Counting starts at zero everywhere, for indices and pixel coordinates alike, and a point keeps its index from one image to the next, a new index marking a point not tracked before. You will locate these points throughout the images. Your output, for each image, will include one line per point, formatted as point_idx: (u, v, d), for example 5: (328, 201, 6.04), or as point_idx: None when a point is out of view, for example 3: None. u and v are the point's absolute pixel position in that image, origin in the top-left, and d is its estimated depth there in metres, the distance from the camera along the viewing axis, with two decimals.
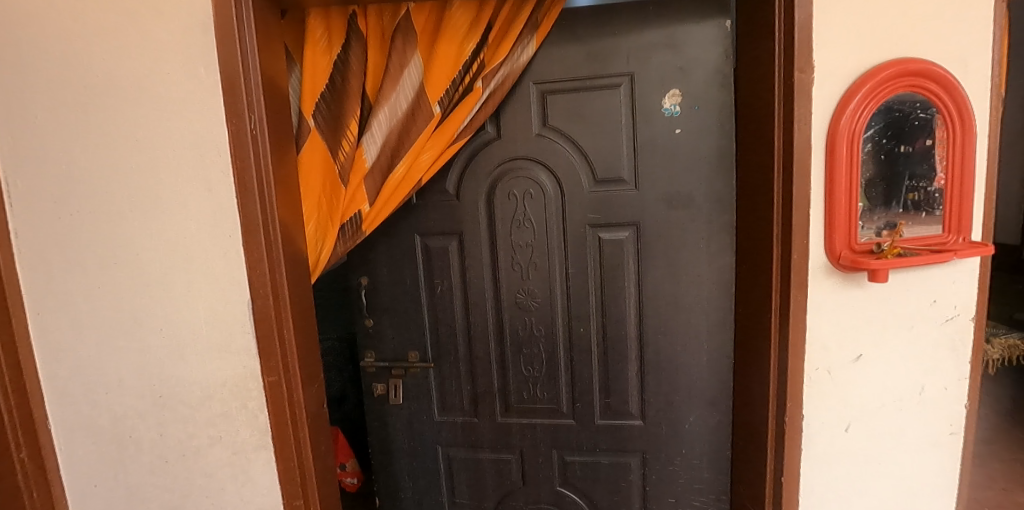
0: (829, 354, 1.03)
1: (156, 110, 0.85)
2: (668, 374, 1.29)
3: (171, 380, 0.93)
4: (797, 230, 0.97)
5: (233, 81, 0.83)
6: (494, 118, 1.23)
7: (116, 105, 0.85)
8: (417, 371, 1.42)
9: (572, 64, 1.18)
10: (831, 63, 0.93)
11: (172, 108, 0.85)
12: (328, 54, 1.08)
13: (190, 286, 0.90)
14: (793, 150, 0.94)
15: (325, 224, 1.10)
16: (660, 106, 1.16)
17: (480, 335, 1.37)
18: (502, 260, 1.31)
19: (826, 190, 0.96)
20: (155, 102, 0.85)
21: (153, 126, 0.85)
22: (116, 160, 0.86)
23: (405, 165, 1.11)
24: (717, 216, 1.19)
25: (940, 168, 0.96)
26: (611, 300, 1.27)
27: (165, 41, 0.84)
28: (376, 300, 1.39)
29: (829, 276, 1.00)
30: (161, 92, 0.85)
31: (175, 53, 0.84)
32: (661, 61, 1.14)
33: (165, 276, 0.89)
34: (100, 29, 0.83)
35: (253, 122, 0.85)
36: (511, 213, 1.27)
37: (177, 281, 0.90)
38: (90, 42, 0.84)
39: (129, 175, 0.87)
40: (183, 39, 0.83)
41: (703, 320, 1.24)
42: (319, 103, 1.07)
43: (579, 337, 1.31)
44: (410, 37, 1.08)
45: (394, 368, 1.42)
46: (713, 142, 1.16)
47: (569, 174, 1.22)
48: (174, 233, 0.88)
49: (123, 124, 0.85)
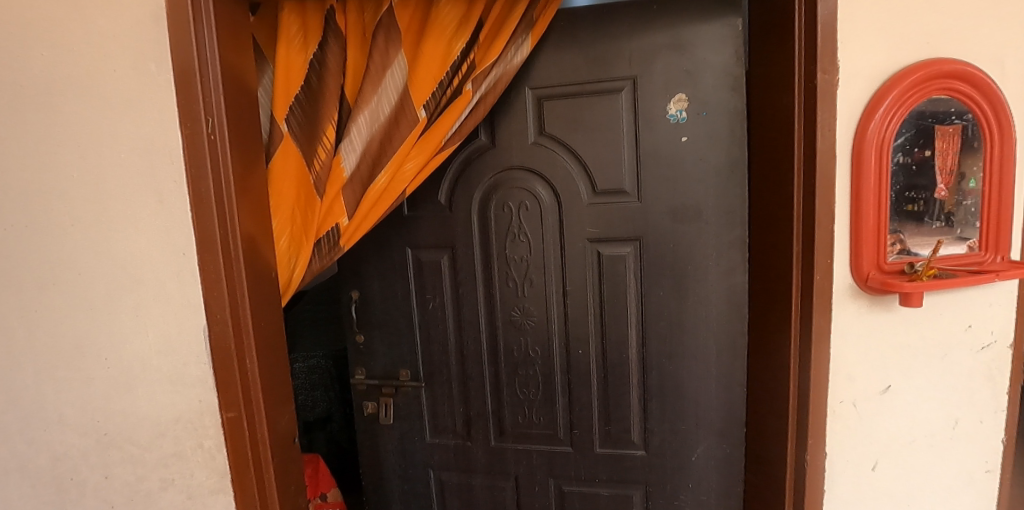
0: (855, 385, 0.93)
1: (100, 112, 0.76)
2: (675, 401, 1.18)
3: (117, 417, 0.82)
4: (819, 248, 0.87)
5: (188, 80, 0.74)
6: (488, 124, 1.14)
7: (56, 107, 0.75)
8: (408, 391, 1.32)
9: (571, 66, 1.09)
10: (856, 64, 0.84)
11: (118, 110, 0.75)
12: (304, 52, 0.99)
13: (138, 310, 0.80)
14: (814, 161, 0.85)
15: (299, 239, 1.01)
16: (665, 112, 1.07)
17: (472, 355, 1.27)
18: (495, 276, 1.21)
19: (853, 205, 0.86)
20: (99, 104, 0.75)
21: (96, 131, 0.76)
22: (56, 169, 0.76)
23: (387, 175, 1.01)
24: (728, 232, 1.09)
25: (958, 178, 0.87)
26: (612, 321, 1.17)
27: (111, 35, 0.74)
28: (367, 314, 1.29)
29: (855, 299, 0.90)
30: (107, 93, 0.75)
31: (122, 48, 0.74)
32: (666, 63, 1.05)
33: (111, 299, 0.79)
34: (40, 22, 0.74)
35: (211, 125, 0.75)
36: (506, 226, 1.18)
37: (126, 305, 0.80)
38: (28, 36, 0.74)
39: (72, 185, 0.77)
40: (131, 33, 0.74)
41: (713, 345, 1.14)
42: (293, 106, 0.98)
43: (577, 360, 1.21)
44: (393, 36, 0.98)
45: (385, 386, 1.32)
46: (723, 151, 1.06)
47: (567, 184, 1.13)
48: (122, 251, 0.78)
49: (65, 127, 0.76)
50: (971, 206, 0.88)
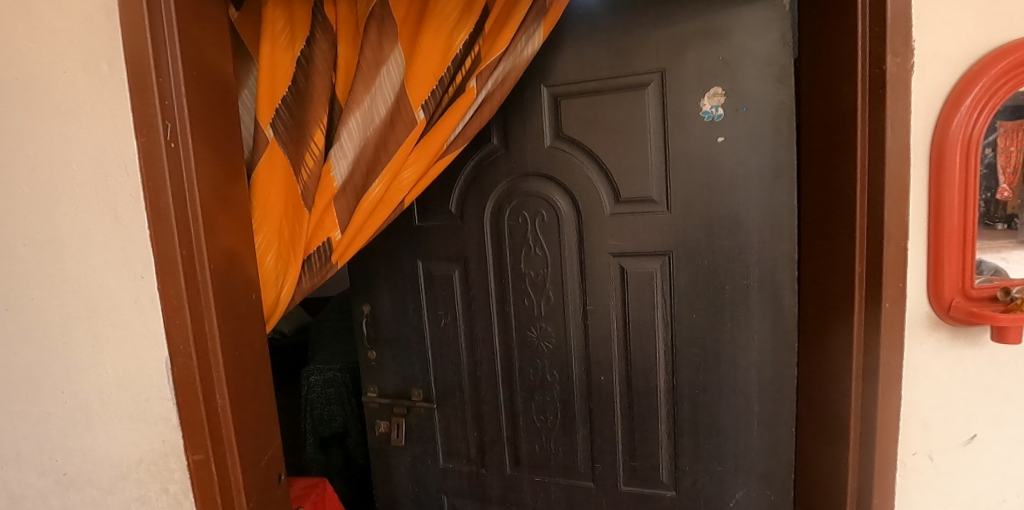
0: (933, 435, 0.77)
1: (58, 130, 0.72)
2: (710, 439, 1.02)
3: (77, 456, 0.77)
4: (886, 270, 0.72)
5: (145, 82, 0.68)
6: (501, 126, 1.02)
7: (19, 128, 0.73)
8: (421, 412, 1.20)
9: (591, 59, 0.95)
10: (935, 46, 0.69)
11: (76, 128, 0.72)
12: (291, 50, 0.89)
13: (106, 335, 0.75)
14: (881, 164, 0.71)
15: (286, 256, 0.91)
16: (698, 109, 0.91)
17: (486, 377, 1.14)
18: (509, 293, 1.08)
19: (931, 217, 0.71)
20: (55, 127, 0.72)
21: (52, 151, 0.72)
22: (16, 193, 0.73)
23: (382, 184, 0.90)
24: (774, 247, 0.92)
25: None
26: (637, 345, 1.02)
27: (65, 50, 0.71)
28: (377, 330, 1.19)
29: (934, 331, 0.74)
30: (75, 106, 0.71)
31: (74, 61, 0.71)
32: (699, 53, 0.90)
33: (83, 322, 0.75)
34: (16, 33, 0.72)
35: (169, 131, 0.69)
36: (521, 239, 1.05)
37: (100, 329, 0.75)
38: (14, 46, 0.72)
39: (58, 199, 0.73)
40: (84, 43, 0.70)
41: (755, 377, 0.97)
42: (279, 109, 0.89)
43: (599, 387, 1.06)
44: (387, 29, 0.89)
45: (396, 406, 1.21)
46: (767, 152, 0.90)
47: (587, 193, 0.99)
48: (93, 271, 0.74)
49: (38, 141, 0.72)
50: None
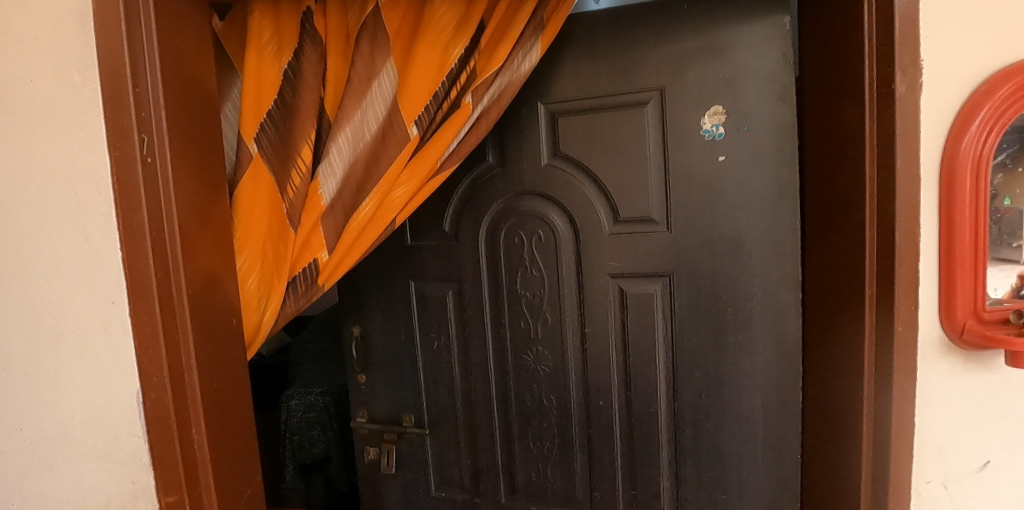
0: (947, 462, 0.74)
1: (25, 143, 0.67)
2: (713, 465, 0.98)
3: (36, 499, 0.71)
4: (899, 292, 0.70)
5: (120, 93, 0.64)
6: (496, 143, 0.99)
7: None
8: (413, 437, 1.15)
9: (589, 77, 0.93)
10: (942, 66, 0.68)
11: (43, 142, 0.66)
12: (278, 62, 0.85)
13: (78, 363, 0.69)
14: (892, 184, 0.69)
15: (270, 278, 0.86)
16: (699, 127, 0.90)
17: (480, 402, 1.09)
18: (505, 314, 1.04)
19: (942, 238, 0.69)
20: (21, 140, 0.67)
21: (18, 166, 0.67)
22: None
23: (373, 203, 0.86)
24: (778, 268, 0.90)
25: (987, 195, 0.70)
26: (637, 369, 0.98)
27: (35, 57, 0.66)
28: (367, 353, 1.14)
29: (946, 355, 0.72)
30: (44, 118, 0.66)
31: (44, 70, 0.66)
32: (700, 71, 0.89)
33: (53, 348, 0.69)
34: None
35: (146, 145, 0.64)
36: (517, 259, 1.01)
37: (65, 358, 0.69)
38: None
39: (23, 217, 0.67)
40: (56, 51, 0.65)
41: (759, 402, 0.94)
42: (265, 123, 0.85)
43: (598, 412, 1.02)
44: (379, 41, 0.85)
45: (386, 432, 1.15)
46: (769, 172, 0.88)
47: (585, 212, 0.96)
48: (60, 295, 0.68)
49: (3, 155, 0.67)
50: (1013, 226, 0.70)
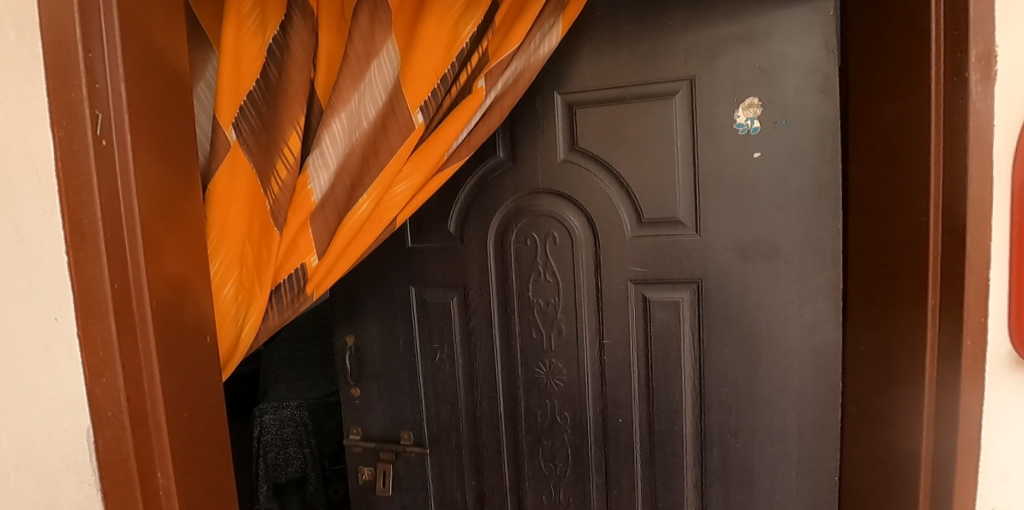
0: (1014, 488, 0.67)
1: None
2: (742, 487, 0.90)
3: None
4: (968, 302, 0.63)
5: (66, 59, 0.52)
6: (508, 136, 0.90)
7: None
8: (412, 457, 1.04)
9: (612, 65, 0.85)
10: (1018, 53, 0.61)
11: None
12: (260, 35, 0.74)
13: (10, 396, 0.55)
14: (962, 182, 0.62)
15: (250, 287, 0.73)
16: (732, 121, 0.82)
17: (486, 419, 0.99)
18: (515, 324, 0.94)
19: (1017, 243, 0.62)
20: None
21: None
22: None
23: (371, 200, 0.75)
24: (816, 275, 0.83)
25: None
26: (661, 384, 0.90)
27: None
28: (361, 365, 1.02)
29: (1015, 371, 0.65)
30: None
31: None
32: (734, 58, 0.80)
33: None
34: None
35: (99, 123, 0.53)
36: (529, 263, 0.92)
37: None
38: None
39: None
40: None
41: (793, 419, 0.87)
42: (245, 106, 0.73)
43: (616, 430, 0.93)
44: (380, 15, 0.74)
45: (382, 451, 1.04)
46: (808, 171, 0.81)
47: (606, 213, 0.88)
48: None
49: None
50: None
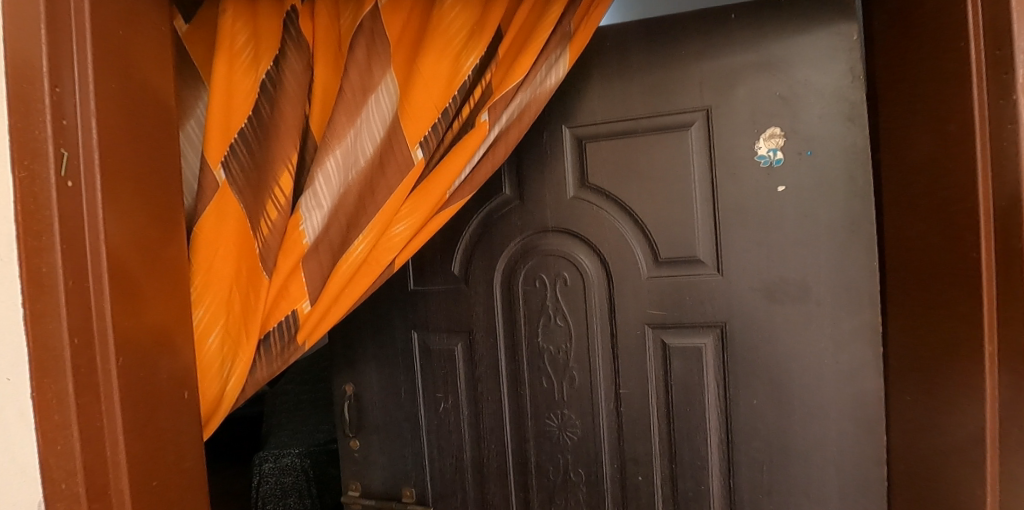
0: None
1: None
2: None
3: None
4: None
5: (30, 94, 0.48)
6: (515, 173, 0.85)
7: None
8: None
9: (623, 97, 0.80)
10: None
11: None
12: (253, 72, 0.71)
13: None
14: None
15: (236, 336, 0.68)
16: (753, 153, 0.76)
17: (493, 475, 0.91)
18: (524, 371, 0.87)
19: None
20: None
21: None
22: None
23: (368, 241, 0.70)
24: (852, 317, 0.76)
25: None
26: (684, 437, 0.82)
27: None
28: (360, 416, 0.95)
29: None
30: None
31: None
32: (752, 87, 0.76)
33: None
34: None
35: (65, 164, 0.49)
36: (539, 306, 0.86)
37: None
38: None
39: None
40: None
41: (832, 477, 0.78)
42: (236, 144, 0.69)
43: (635, 489, 0.85)
44: (378, 49, 0.71)
45: None
46: (837, 204, 0.75)
47: (620, 252, 0.82)
48: None
49: None
50: None
